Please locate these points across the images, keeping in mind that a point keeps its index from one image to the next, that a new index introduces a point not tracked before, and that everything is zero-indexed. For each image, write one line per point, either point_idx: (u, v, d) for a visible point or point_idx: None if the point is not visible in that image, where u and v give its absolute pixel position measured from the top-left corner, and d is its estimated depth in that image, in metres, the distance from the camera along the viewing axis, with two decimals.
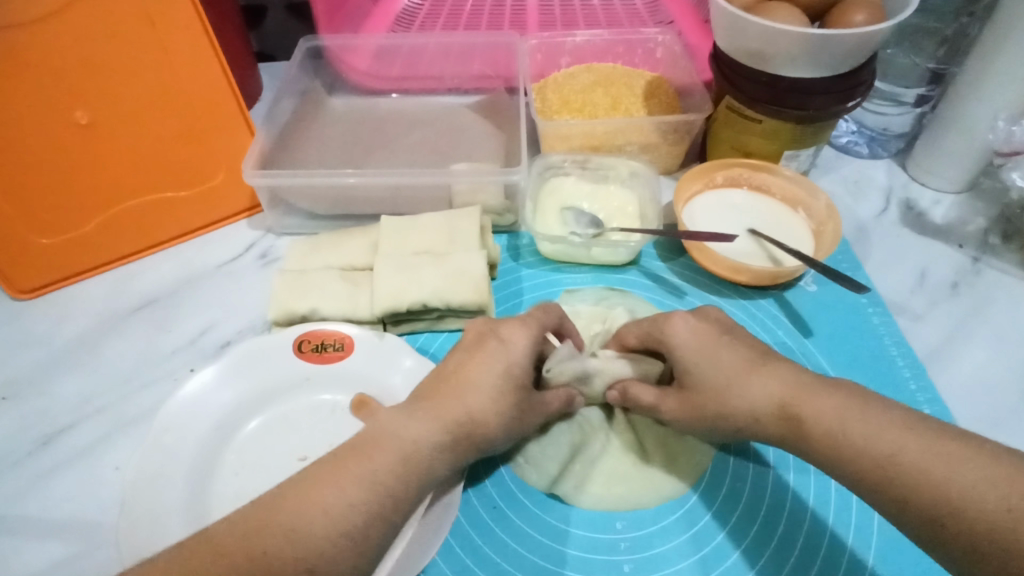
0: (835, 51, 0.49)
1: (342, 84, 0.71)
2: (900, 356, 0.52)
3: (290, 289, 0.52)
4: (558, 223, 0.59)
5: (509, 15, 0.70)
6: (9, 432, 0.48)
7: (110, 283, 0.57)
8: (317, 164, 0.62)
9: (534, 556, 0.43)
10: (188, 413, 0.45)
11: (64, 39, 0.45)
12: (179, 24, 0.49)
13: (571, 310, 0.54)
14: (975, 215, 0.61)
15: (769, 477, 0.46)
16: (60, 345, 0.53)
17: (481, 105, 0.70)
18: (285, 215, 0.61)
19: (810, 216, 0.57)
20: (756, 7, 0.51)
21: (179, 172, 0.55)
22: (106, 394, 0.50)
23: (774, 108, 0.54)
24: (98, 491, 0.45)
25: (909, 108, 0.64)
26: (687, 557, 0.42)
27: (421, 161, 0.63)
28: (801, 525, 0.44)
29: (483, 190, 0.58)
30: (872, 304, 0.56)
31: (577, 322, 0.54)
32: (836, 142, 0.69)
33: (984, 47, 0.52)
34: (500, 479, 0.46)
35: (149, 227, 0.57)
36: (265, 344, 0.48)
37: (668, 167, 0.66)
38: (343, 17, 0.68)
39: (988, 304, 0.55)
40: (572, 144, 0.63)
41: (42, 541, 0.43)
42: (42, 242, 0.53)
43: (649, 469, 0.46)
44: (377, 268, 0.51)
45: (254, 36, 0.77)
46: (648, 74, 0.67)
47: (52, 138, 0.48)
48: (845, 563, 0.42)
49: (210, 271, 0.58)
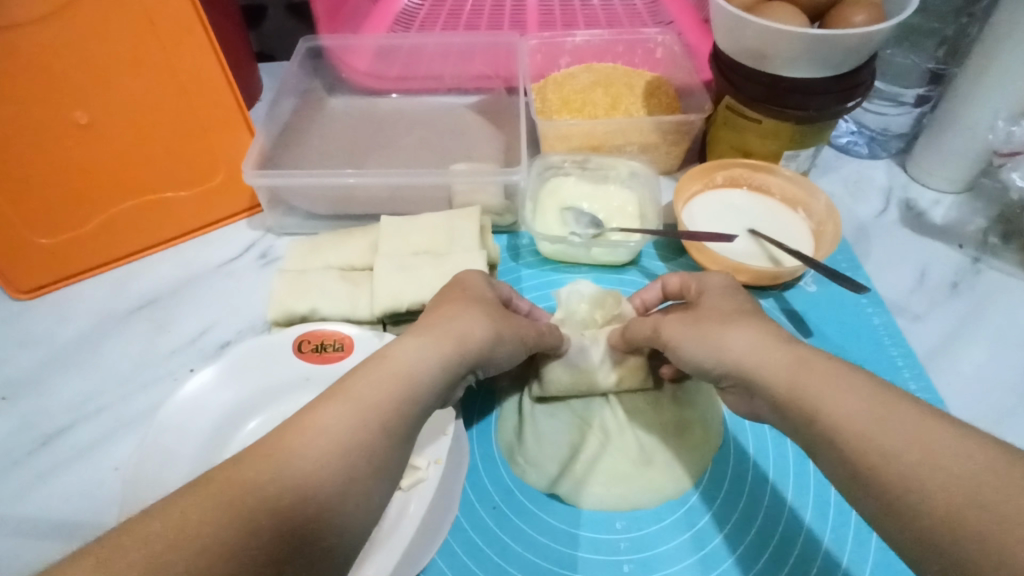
0: (836, 51, 0.49)
1: (342, 84, 0.71)
2: (916, 386, 0.50)
3: (291, 289, 0.52)
4: (558, 223, 0.59)
5: (509, 15, 0.70)
6: (8, 433, 0.48)
7: (109, 284, 0.57)
8: (318, 164, 0.62)
9: (535, 557, 0.42)
10: (188, 412, 0.45)
11: (64, 38, 0.45)
12: (179, 24, 0.49)
13: (573, 289, 0.51)
14: (975, 216, 0.61)
15: (770, 479, 0.46)
16: (60, 346, 0.53)
17: (481, 106, 0.70)
18: (285, 215, 0.61)
19: (811, 217, 0.57)
20: (756, 7, 0.51)
21: (177, 172, 0.55)
22: (107, 394, 0.50)
23: (775, 108, 0.54)
24: (99, 491, 0.45)
25: (910, 108, 0.64)
26: (687, 557, 0.42)
27: (420, 161, 0.64)
28: (801, 526, 0.43)
29: (483, 190, 0.58)
30: (872, 303, 0.56)
31: (581, 307, 0.51)
32: (836, 142, 0.69)
33: (983, 47, 0.52)
34: (500, 479, 0.46)
35: (148, 227, 0.57)
36: (265, 344, 0.49)
37: (668, 167, 0.66)
38: (342, 17, 0.68)
39: (988, 305, 0.55)
40: (572, 145, 0.63)
41: (41, 540, 0.43)
42: (42, 242, 0.53)
43: (649, 470, 0.45)
44: (377, 268, 0.52)
45: (254, 36, 0.77)
46: (649, 74, 0.67)
47: (52, 138, 0.48)
48: (846, 564, 0.42)
49: (209, 271, 0.58)
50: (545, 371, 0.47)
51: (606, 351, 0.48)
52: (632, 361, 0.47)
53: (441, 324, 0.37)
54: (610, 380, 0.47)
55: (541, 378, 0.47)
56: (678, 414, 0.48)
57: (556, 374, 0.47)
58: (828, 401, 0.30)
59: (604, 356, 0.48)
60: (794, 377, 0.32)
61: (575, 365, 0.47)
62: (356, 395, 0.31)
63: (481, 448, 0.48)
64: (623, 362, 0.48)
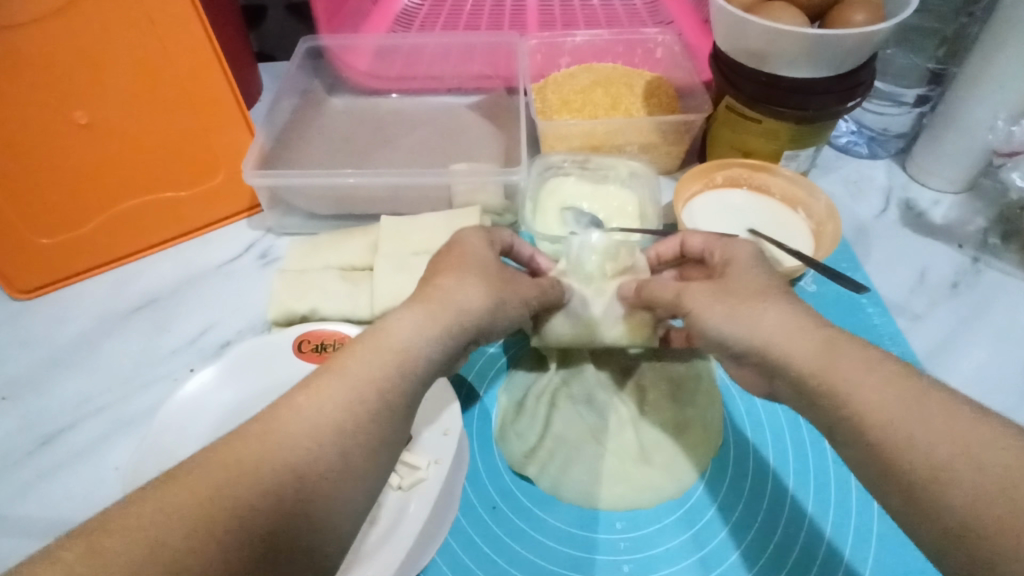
0: (836, 51, 0.49)
1: (342, 84, 0.71)
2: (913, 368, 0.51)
3: (290, 289, 0.52)
4: (558, 223, 0.58)
5: (509, 14, 0.70)
6: (9, 433, 0.48)
7: (109, 284, 0.57)
8: (318, 164, 0.62)
9: (534, 557, 0.43)
10: (188, 411, 0.45)
11: (64, 38, 0.45)
12: (177, 24, 0.49)
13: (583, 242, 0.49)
14: (975, 216, 0.61)
15: (769, 479, 0.46)
16: (60, 346, 0.53)
17: (481, 106, 0.70)
18: (285, 215, 0.61)
19: (810, 216, 0.57)
20: (755, 7, 0.51)
21: (177, 171, 0.55)
22: (106, 394, 0.50)
23: (775, 108, 0.54)
24: (100, 490, 0.45)
25: (910, 108, 0.64)
26: (687, 557, 0.42)
27: (420, 161, 0.64)
28: (801, 525, 0.43)
29: (483, 190, 0.58)
30: (872, 303, 0.56)
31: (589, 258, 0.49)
32: (836, 142, 0.70)
33: (984, 46, 0.52)
34: (500, 479, 0.46)
35: (149, 227, 0.58)
36: (266, 344, 0.49)
37: (668, 167, 0.66)
38: (343, 17, 0.68)
39: (988, 305, 0.55)
40: (572, 145, 0.63)
41: (41, 540, 0.43)
42: (42, 242, 0.53)
43: (649, 468, 0.46)
44: (377, 267, 0.52)
45: (254, 37, 0.77)
46: (648, 74, 0.67)
47: (53, 138, 0.48)
48: (846, 560, 0.42)
49: (209, 271, 0.59)
50: (549, 325, 0.48)
51: (608, 308, 0.48)
52: (638, 317, 0.48)
53: (441, 291, 0.36)
54: (613, 335, 0.48)
55: (542, 330, 0.48)
56: (678, 414, 0.48)
57: (556, 327, 0.47)
58: (829, 399, 0.30)
59: (611, 308, 0.48)
60: (793, 377, 0.32)
61: (577, 317, 0.48)
62: (352, 371, 0.31)
63: (481, 447, 0.48)
64: (629, 317, 0.48)
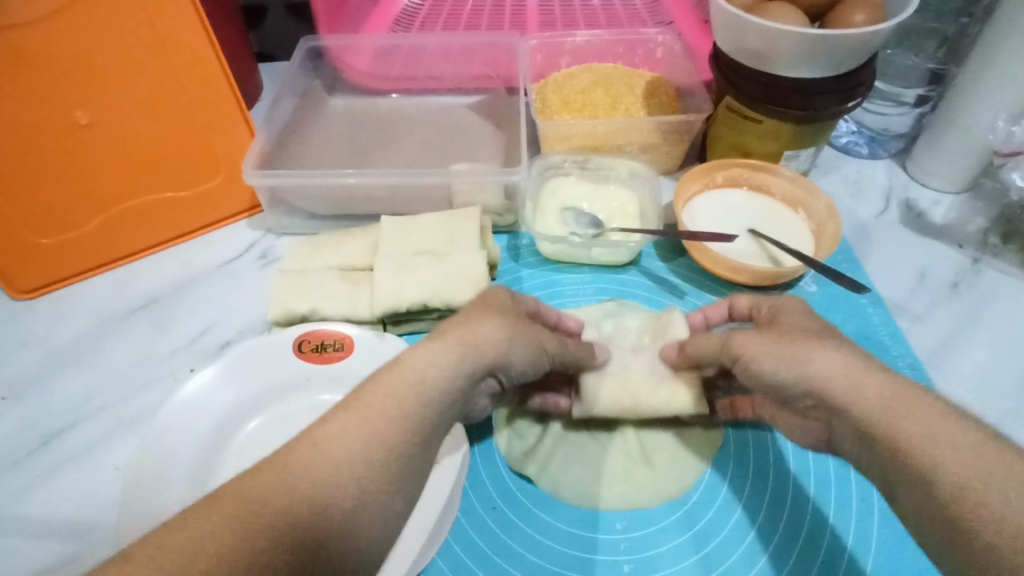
0: (836, 51, 0.49)
1: (342, 84, 0.71)
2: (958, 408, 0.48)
3: (291, 289, 0.52)
4: (558, 223, 0.59)
5: (509, 14, 0.70)
6: (9, 433, 0.48)
7: (109, 284, 0.57)
8: (318, 164, 0.62)
9: (533, 557, 0.43)
10: (188, 412, 0.45)
11: (65, 39, 0.45)
12: (178, 24, 0.49)
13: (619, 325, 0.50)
14: (975, 216, 0.61)
15: (770, 478, 0.46)
16: (61, 346, 0.53)
17: (481, 106, 0.70)
18: (285, 215, 0.61)
19: (810, 216, 0.57)
20: (756, 7, 0.51)
21: (177, 172, 0.55)
22: (106, 394, 0.50)
23: (775, 108, 0.54)
24: (100, 491, 0.45)
25: (909, 108, 0.64)
26: (687, 558, 0.42)
27: (420, 160, 0.64)
28: (802, 525, 0.43)
29: (483, 190, 0.58)
30: (872, 303, 0.56)
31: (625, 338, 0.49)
32: (836, 142, 0.69)
33: (984, 45, 0.52)
34: (500, 479, 0.46)
35: (149, 227, 0.57)
36: (265, 344, 0.49)
37: (668, 167, 0.66)
38: (343, 17, 0.68)
39: (988, 305, 0.55)
40: (572, 145, 0.63)
41: (42, 540, 0.43)
42: (42, 242, 0.53)
43: (649, 470, 0.46)
44: (377, 267, 0.52)
45: (254, 37, 0.77)
46: (648, 74, 0.67)
47: (54, 138, 0.48)
48: (847, 560, 0.42)
49: (210, 271, 0.59)
50: (584, 385, 0.45)
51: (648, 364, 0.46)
52: (685, 378, 0.46)
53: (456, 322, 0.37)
54: (660, 398, 0.45)
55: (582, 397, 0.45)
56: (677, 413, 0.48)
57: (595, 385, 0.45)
58: None
59: (655, 370, 0.46)
60: None
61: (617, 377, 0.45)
62: (367, 407, 0.31)
63: (481, 447, 0.48)
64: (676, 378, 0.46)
